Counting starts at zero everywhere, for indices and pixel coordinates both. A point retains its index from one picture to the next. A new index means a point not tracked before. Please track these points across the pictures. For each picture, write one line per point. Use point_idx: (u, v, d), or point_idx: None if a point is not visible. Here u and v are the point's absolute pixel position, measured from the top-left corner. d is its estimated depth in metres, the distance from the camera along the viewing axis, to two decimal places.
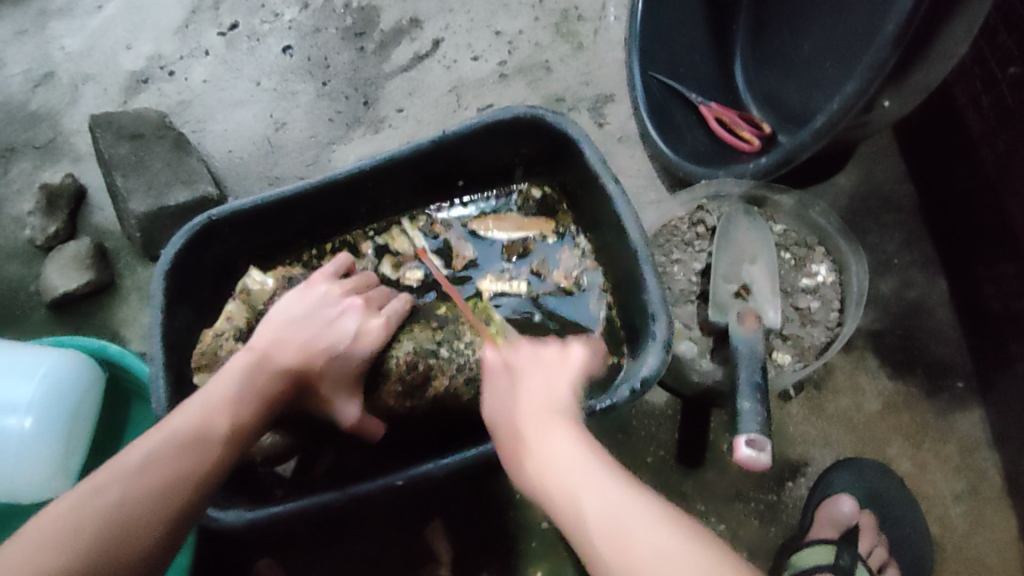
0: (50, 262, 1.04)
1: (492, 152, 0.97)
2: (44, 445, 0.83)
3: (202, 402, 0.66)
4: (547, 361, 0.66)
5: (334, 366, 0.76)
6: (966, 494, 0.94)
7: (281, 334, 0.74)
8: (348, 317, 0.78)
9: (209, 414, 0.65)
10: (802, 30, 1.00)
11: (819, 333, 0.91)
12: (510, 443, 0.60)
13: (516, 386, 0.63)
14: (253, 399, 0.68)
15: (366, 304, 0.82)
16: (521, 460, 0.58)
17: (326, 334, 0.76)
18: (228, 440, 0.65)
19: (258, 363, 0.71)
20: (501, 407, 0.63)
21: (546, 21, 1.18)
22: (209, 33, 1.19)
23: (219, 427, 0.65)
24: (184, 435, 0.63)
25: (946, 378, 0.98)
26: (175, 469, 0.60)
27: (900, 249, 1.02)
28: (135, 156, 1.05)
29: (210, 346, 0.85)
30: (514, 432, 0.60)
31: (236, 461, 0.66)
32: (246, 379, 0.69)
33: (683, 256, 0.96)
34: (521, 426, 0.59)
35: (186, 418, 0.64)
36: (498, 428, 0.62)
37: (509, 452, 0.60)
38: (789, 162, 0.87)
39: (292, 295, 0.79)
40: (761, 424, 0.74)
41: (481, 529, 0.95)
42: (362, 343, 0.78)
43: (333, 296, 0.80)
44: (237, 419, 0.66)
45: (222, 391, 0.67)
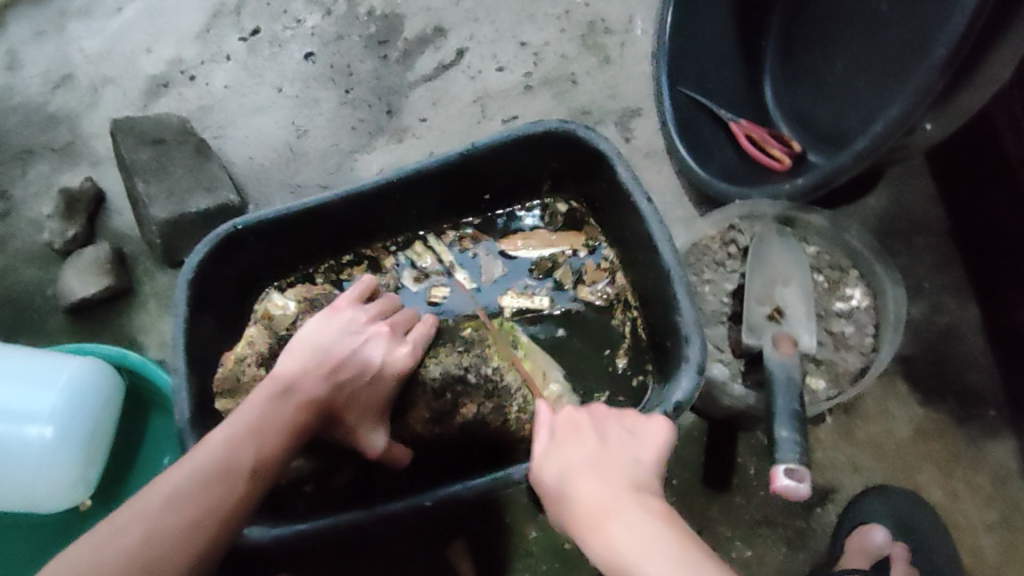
0: (68, 267, 1.03)
1: (520, 166, 0.95)
2: (65, 455, 0.81)
3: (225, 433, 0.64)
4: (623, 435, 0.66)
5: (361, 395, 0.75)
6: (999, 524, 0.92)
7: (313, 361, 0.73)
8: (375, 344, 0.77)
9: (234, 445, 0.63)
10: (836, 48, 0.98)
11: (853, 358, 0.89)
12: (591, 508, 0.57)
13: (596, 454, 0.63)
14: (280, 430, 0.67)
15: (391, 331, 0.80)
16: (609, 529, 0.55)
17: (353, 359, 0.75)
18: (255, 474, 0.63)
19: (281, 396, 0.68)
20: (577, 471, 0.61)
21: (572, 33, 1.16)
22: (231, 38, 1.17)
23: (245, 459, 0.63)
24: (210, 469, 0.61)
25: (978, 406, 0.96)
26: (198, 506, 0.59)
27: (931, 273, 1.01)
28: (157, 162, 1.03)
29: (232, 372, 0.81)
30: (600, 500, 0.58)
31: (264, 492, 0.65)
32: (271, 408, 0.67)
33: (715, 276, 0.95)
34: (611, 496, 0.58)
35: (211, 453, 0.62)
36: (571, 488, 0.60)
37: (589, 517, 0.57)
38: (828, 184, 0.86)
39: (318, 322, 0.78)
40: (799, 453, 0.72)
41: (504, 550, 0.93)
42: (390, 372, 0.77)
43: (359, 323, 0.79)
44: (262, 450, 0.65)
45: (246, 420, 0.65)
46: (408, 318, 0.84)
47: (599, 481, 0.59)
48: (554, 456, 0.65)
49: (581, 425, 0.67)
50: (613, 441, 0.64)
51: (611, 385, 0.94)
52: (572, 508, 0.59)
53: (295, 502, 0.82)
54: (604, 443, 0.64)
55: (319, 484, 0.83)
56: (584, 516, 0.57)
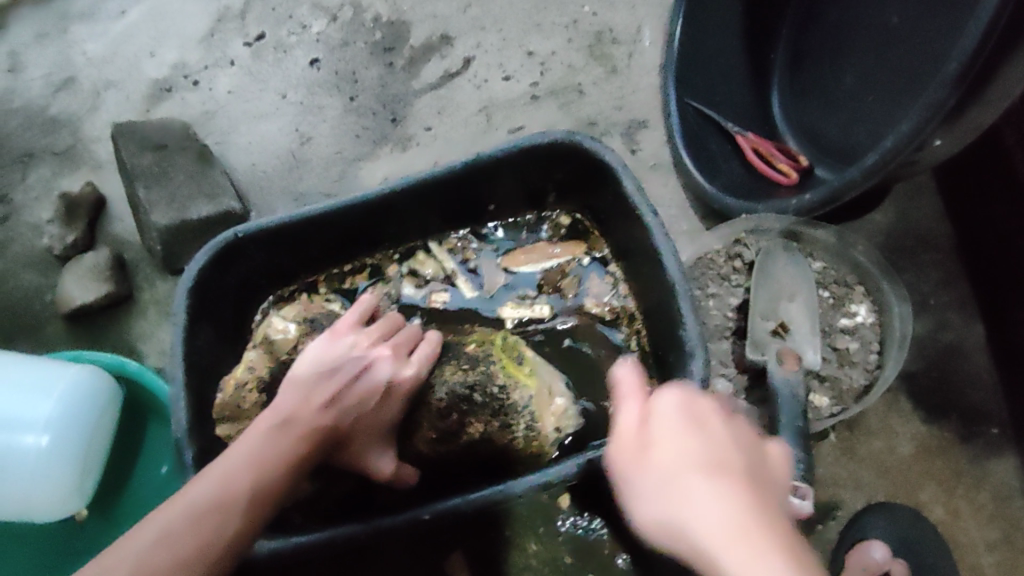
0: (68, 273, 1.02)
1: (525, 179, 0.95)
2: (61, 465, 0.80)
3: (223, 464, 0.63)
4: (747, 443, 0.56)
5: (367, 419, 0.75)
6: (1000, 543, 0.92)
7: (318, 383, 0.72)
8: (380, 366, 0.76)
9: (230, 477, 0.62)
10: (845, 62, 0.98)
11: (858, 375, 0.89)
12: (716, 518, 0.49)
13: (719, 455, 0.53)
14: (280, 458, 0.65)
15: (395, 352, 0.79)
16: (737, 549, 0.47)
17: (359, 381, 0.74)
18: (251, 504, 0.62)
19: (281, 425, 0.67)
20: (691, 465, 0.52)
21: (579, 43, 1.16)
22: (235, 43, 1.17)
23: (242, 491, 0.62)
24: (206, 503, 0.60)
25: (981, 425, 0.96)
26: (192, 540, 0.58)
27: (936, 290, 1.01)
28: (158, 167, 1.02)
29: (231, 398, 0.82)
30: (729, 511, 0.49)
31: (264, 520, 0.63)
32: (270, 441, 0.66)
33: (719, 289, 0.94)
34: (740, 506, 0.49)
35: (206, 487, 0.61)
36: (685, 487, 0.51)
37: (713, 532, 0.48)
38: (835, 200, 0.86)
39: (321, 345, 0.77)
40: (802, 472, 0.73)
41: (502, 561, 0.92)
42: (395, 396, 0.77)
43: (363, 346, 0.78)
44: (259, 481, 0.63)
45: (244, 453, 0.64)
46: (412, 337, 0.83)
47: (722, 483, 0.51)
48: (659, 442, 0.55)
49: (695, 408, 0.58)
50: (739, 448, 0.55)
51: (616, 396, 0.93)
52: (681, 509, 0.51)
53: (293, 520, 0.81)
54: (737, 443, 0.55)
55: (306, 513, 0.82)
56: (704, 525, 0.49)
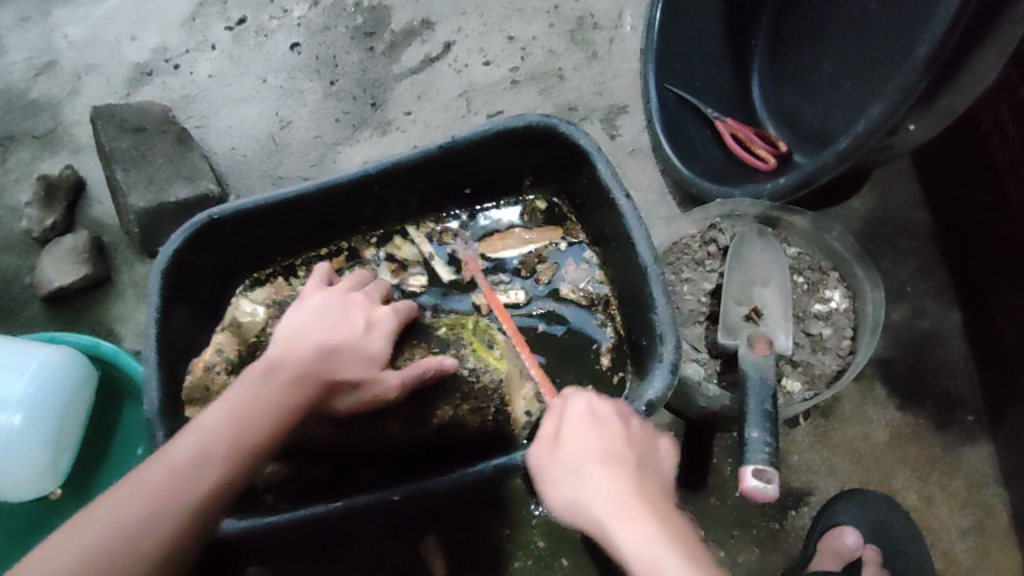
0: (46, 255, 1.02)
1: (500, 158, 0.94)
2: (32, 444, 0.81)
3: (203, 423, 0.58)
4: (638, 436, 0.61)
5: (354, 358, 0.71)
6: (972, 529, 0.92)
7: (299, 332, 0.69)
8: (356, 313, 0.75)
9: (208, 436, 0.58)
10: (824, 46, 0.97)
11: (830, 360, 0.88)
12: (606, 512, 0.53)
13: (610, 447, 0.58)
14: (264, 411, 0.60)
15: (369, 299, 0.78)
16: (626, 539, 0.51)
17: (341, 327, 0.72)
18: (230, 462, 0.57)
19: (266, 372, 0.63)
20: (591, 464, 0.57)
21: (561, 28, 1.15)
22: (216, 27, 1.17)
23: (219, 450, 0.57)
24: (181, 463, 0.56)
25: (956, 412, 0.96)
26: (166, 505, 0.54)
27: (913, 277, 1.00)
28: (137, 151, 1.02)
29: (201, 380, 0.80)
30: (617, 506, 0.53)
31: (246, 480, 0.59)
32: (249, 396, 0.61)
33: (693, 275, 0.94)
34: (627, 501, 0.54)
35: (183, 448, 0.57)
36: (582, 485, 0.55)
37: (605, 528, 0.53)
38: (809, 184, 0.86)
39: (296, 306, 0.75)
40: (768, 454, 0.72)
41: (479, 545, 0.92)
42: (378, 333, 0.75)
43: (336, 295, 0.76)
44: (238, 440, 0.58)
45: (225, 408, 0.60)
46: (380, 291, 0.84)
47: (616, 479, 0.55)
48: (566, 445, 0.59)
49: (601, 410, 0.62)
50: (628, 439, 0.59)
51: (592, 381, 0.94)
52: (579, 505, 0.55)
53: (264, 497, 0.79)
54: (629, 433, 0.60)
55: (279, 493, 0.80)
56: (597, 523, 0.53)
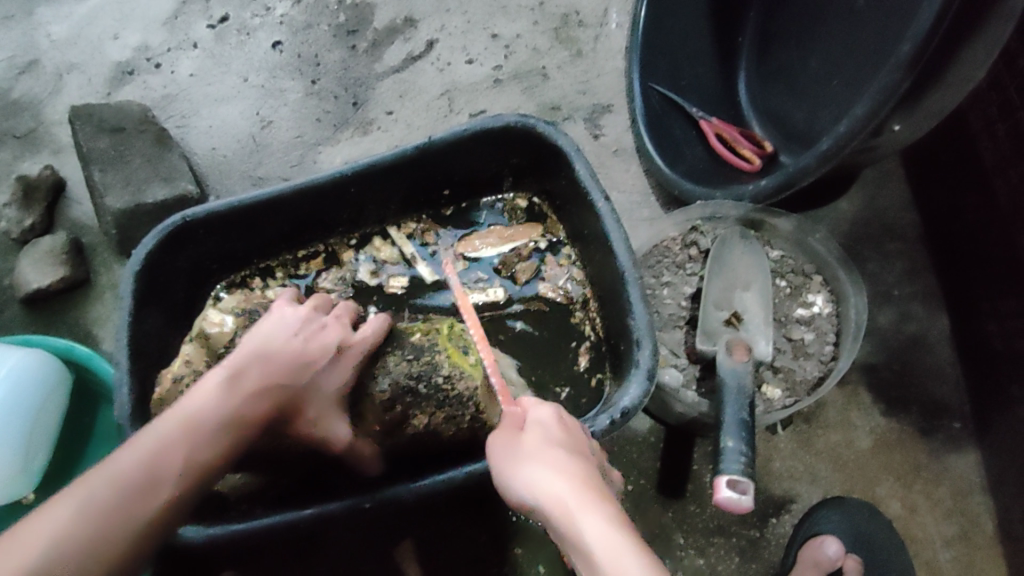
0: (24, 256, 1.01)
1: (479, 159, 0.93)
2: (6, 448, 0.80)
3: (156, 432, 0.55)
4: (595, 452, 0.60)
5: (319, 384, 0.69)
6: (957, 539, 0.90)
7: (270, 346, 0.66)
8: (329, 330, 0.72)
9: (163, 444, 0.55)
10: (810, 45, 0.95)
11: (811, 367, 0.87)
12: (562, 481, 0.51)
13: (572, 442, 0.57)
14: (219, 424, 0.58)
15: (340, 320, 0.75)
16: (578, 504, 0.49)
17: (310, 347, 0.69)
18: (185, 477, 0.55)
19: (227, 383, 0.61)
20: (555, 449, 0.55)
21: (545, 26, 1.14)
22: (198, 26, 1.16)
23: (175, 458, 0.55)
24: (134, 472, 0.52)
25: (942, 418, 0.94)
26: (117, 510, 0.50)
27: (900, 281, 0.99)
28: (115, 151, 1.01)
29: (170, 392, 0.76)
30: (577, 484, 0.51)
31: (197, 498, 0.56)
32: (205, 408, 0.58)
33: (674, 278, 0.92)
34: (587, 482, 0.52)
35: (136, 454, 0.53)
36: (545, 462, 0.53)
37: (561, 499, 0.50)
38: (790, 186, 0.84)
39: (269, 316, 0.71)
40: (743, 464, 0.70)
41: (455, 552, 0.91)
42: (346, 361, 0.72)
43: (306, 311, 0.73)
44: (195, 451, 0.56)
45: (181, 417, 0.57)
46: (354, 311, 0.79)
47: (576, 462, 0.54)
48: (531, 431, 0.57)
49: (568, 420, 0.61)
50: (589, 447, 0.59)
51: (568, 382, 0.92)
52: (534, 474, 0.53)
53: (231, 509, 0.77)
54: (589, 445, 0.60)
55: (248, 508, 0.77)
56: (556, 494, 0.51)
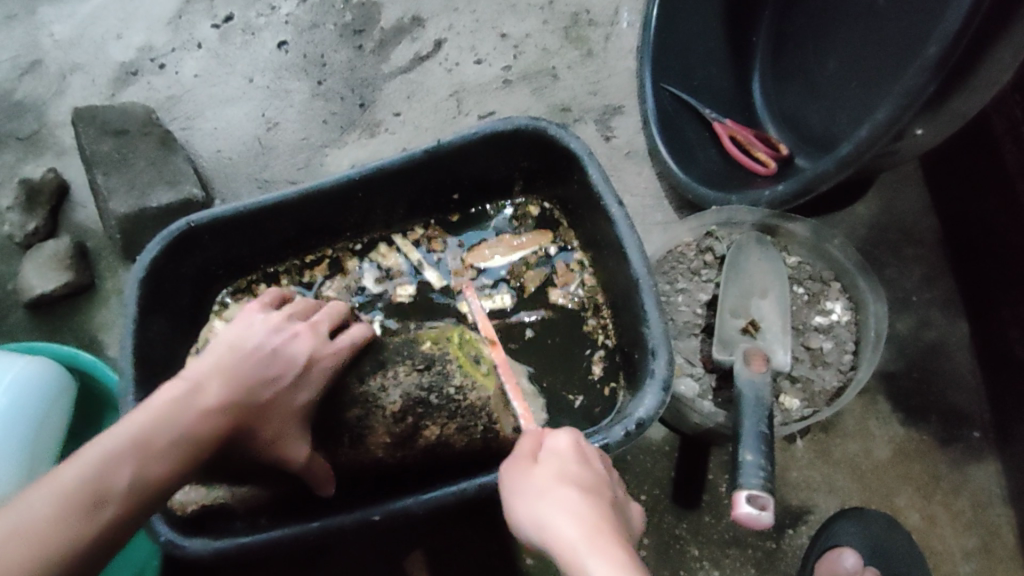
0: (28, 261, 1.00)
1: (488, 166, 0.92)
2: (10, 456, 0.77)
3: (104, 446, 0.53)
4: (611, 483, 0.58)
5: (283, 400, 0.65)
6: (978, 551, 0.88)
7: (233, 357, 0.63)
8: (299, 342, 0.68)
9: (113, 460, 0.52)
10: (828, 45, 0.93)
11: (830, 376, 0.85)
12: (567, 515, 0.49)
13: (582, 474, 0.55)
14: (175, 442, 0.56)
15: (315, 329, 0.71)
16: (586, 539, 0.47)
17: (276, 360, 0.66)
18: (139, 491, 0.53)
19: (187, 397, 0.58)
20: (565, 485, 0.53)
21: (555, 25, 1.12)
22: (203, 25, 1.14)
23: (123, 478, 0.52)
24: (79, 490, 0.50)
25: (962, 427, 0.92)
26: (71, 514, 0.49)
27: (920, 286, 0.97)
28: (119, 154, 1.00)
29: None
30: (586, 528, 0.48)
31: (153, 508, 0.55)
32: (167, 416, 0.56)
33: (689, 285, 0.90)
34: (599, 523, 0.49)
35: (82, 470, 0.51)
36: (552, 501, 0.51)
37: (568, 549, 0.47)
38: (810, 191, 0.83)
39: (237, 322, 0.69)
40: (763, 479, 0.69)
41: (462, 563, 0.90)
42: (316, 372, 0.68)
43: (278, 321, 0.70)
44: (148, 466, 0.54)
45: (134, 430, 0.54)
46: (334, 315, 0.76)
47: (584, 497, 0.51)
48: (542, 466, 0.55)
49: (586, 449, 0.59)
50: (602, 478, 0.56)
51: (582, 390, 0.90)
52: (540, 510, 0.50)
53: (233, 520, 0.75)
54: (603, 477, 0.57)
55: (251, 521, 0.76)
56: (563, 539, 0.47)
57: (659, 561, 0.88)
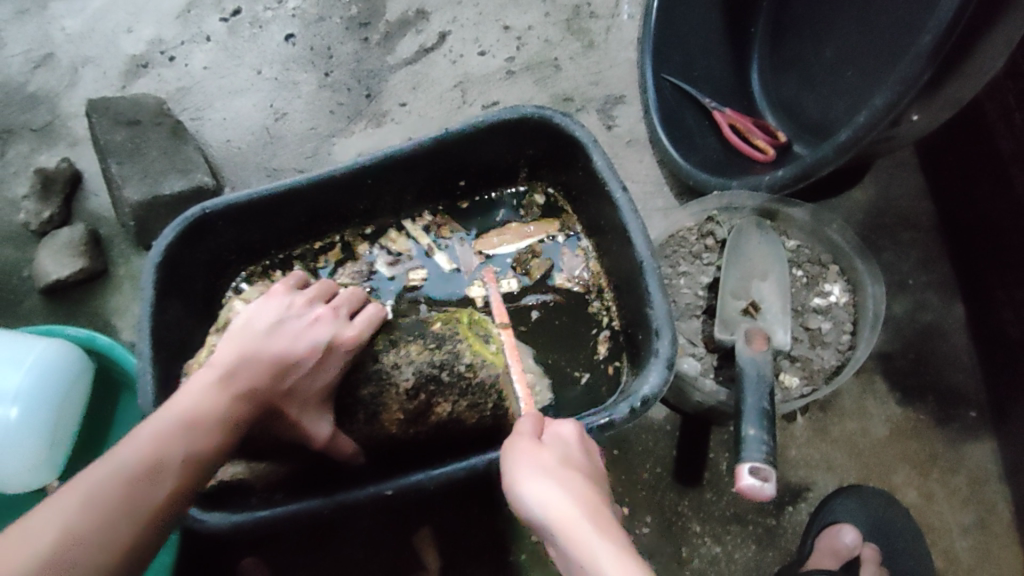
0: (43, 247, 1.02)
1: (496, 151, 0.93)
2: (32, 435, 0.81)
3: (156, 426, 0.56)
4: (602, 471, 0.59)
5: (304, 384, 0.68)
6: (974, 527, 0.91)
7: (257, 342, 0.66)
8: (321, 327, 0.71)
9: (163, 441, 0.55)
10: (824, 34, 0.95)
11: (829, 356, 0.87)
12: (566, 488, 0.51)
13: (580, 459, 0.57)
14: (219, 425, 0.59)
15: (335, 314, 0.74)
16: (584, 512, 0.49)
17: (297, 346, 0.68)
18: (186, 470, 0.56)
19: (219, 385, 0.61)
20: (565, 466, 0.54)
21: (556, 17, 1.14)
22: (211, 19, 1.16)
23: (174, 456, 0.55)
24: (135, 469, 0.53)
25: (959, 407, 0.94)
26: (128, 493, 0.52)
27: (915, 269, 0.99)
28: (132, 143, 1.02)
29: None
30: (587, 508, 0.49)
31: (196, 489, 0.57)
32: (207, 398, 0.60)
33: (691, 268, 0.92)
34: (599, 508, 0.50)
35: (136, 449, 0.54)
36: (556, 481, 0.52)
37: (570, 527, 0.48)
38: (807, 176, 0.85)
39: (261, 304, 0.72)
40: (765, 453, 0.70)
41: (470, 540, 0.92)
42: (336, 357, 0.70)
43: (299, 306, 0.73)
44: (194, 447, 0.57)
45: (179, 415, 0.58)
46: (352, 300, 0.78)
47: (582, 478, 0.53)
48: (547, 447, 0.56)
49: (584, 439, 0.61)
50: (597, 465, 0.58)
51: (587, 369, 0.93)
52: (539, 481, 0.52)
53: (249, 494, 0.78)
54: (597, 466, 0.59)
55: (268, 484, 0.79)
56: (566, 515, 0.49)
57: (662, 537, 0.90)
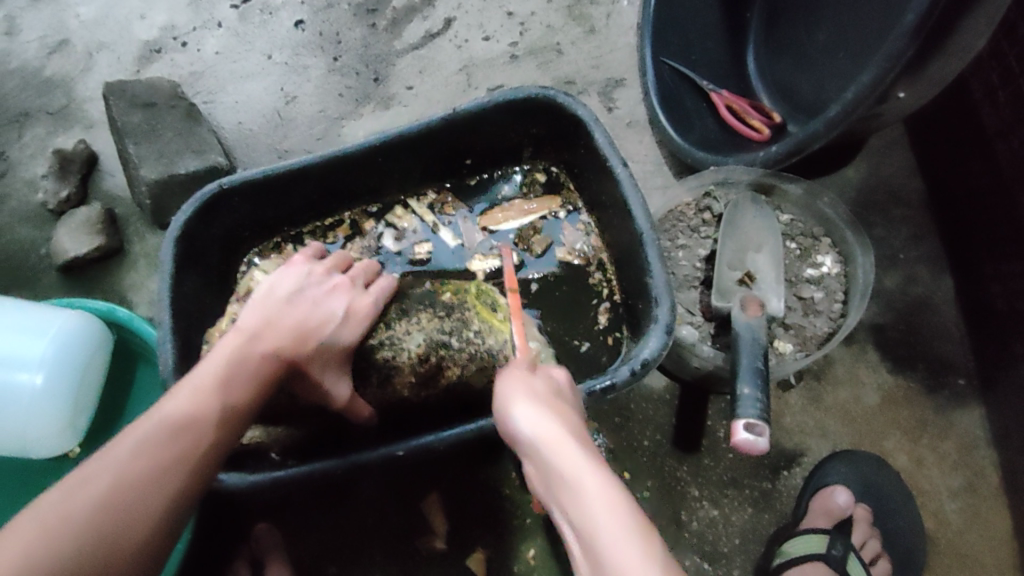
0: (61, 225, 1.05)
1: (501, 131, 0.97)
2: (56, 401, 0.84)
3: (192, 384, 0.60)
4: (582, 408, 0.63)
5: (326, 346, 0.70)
6: (963, 490, 0.94)
7: (279, 307, 0.69)
8: (338, 296, 0.74)
9: (198, 398, 0.59)
10: (816, 17, 0.99)
11: (821, 323, 0.91)
12: (549, 408, 0.56)
13: (565, 391, 0.61)
14: (252, 382, 0.62)
15: (352, 283, 0.77)
16: (563, 426, 0.53)
17: (316, 312, 0.71)
18: (221, 425, 0.59)
19: (245, 344, 0.64)
20: (551, 391, 0.59)
21: (558, 4, 1.18)
22: (222, 6, 1.19)
23: (210, 411, 0.59)
24: (175, 425, 0.56)
25: (948, 375, 0.98)
26: (171, 445, 0.55)
27: (906, 245, 1.03)
28: (147, 125, 1.05)
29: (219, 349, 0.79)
30: (572, 433, 0.53)
31: (230, 444, 0.60)
32: (237, 359, 0.63)
33: (688, 242, 0.96)
34: (578, 430, 0.55)
35: (175, 407, 0.58)
36: (544, 407, 0.56)
37: (553, 442, 0.52)
38: (800, 151, 0.89)
39: (281, 271, 0.75)
40: (760, 410, 0.74)
41: (477, 504, 0.95)
42: (354, 320, 0.73)
43: (318, 275, 0.75)
44: (227, 402, 0.60)
45: (212, 373, 0.61)
46: (368, 272, 0.81)
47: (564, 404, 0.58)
48: (538, 377, 0.60)
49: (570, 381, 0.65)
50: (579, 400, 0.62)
51: (587, 338, 0.96)
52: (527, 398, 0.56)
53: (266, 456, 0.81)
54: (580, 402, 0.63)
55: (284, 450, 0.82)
56: (547, 429, 0.53)
57: (663, 501, 0.94)
